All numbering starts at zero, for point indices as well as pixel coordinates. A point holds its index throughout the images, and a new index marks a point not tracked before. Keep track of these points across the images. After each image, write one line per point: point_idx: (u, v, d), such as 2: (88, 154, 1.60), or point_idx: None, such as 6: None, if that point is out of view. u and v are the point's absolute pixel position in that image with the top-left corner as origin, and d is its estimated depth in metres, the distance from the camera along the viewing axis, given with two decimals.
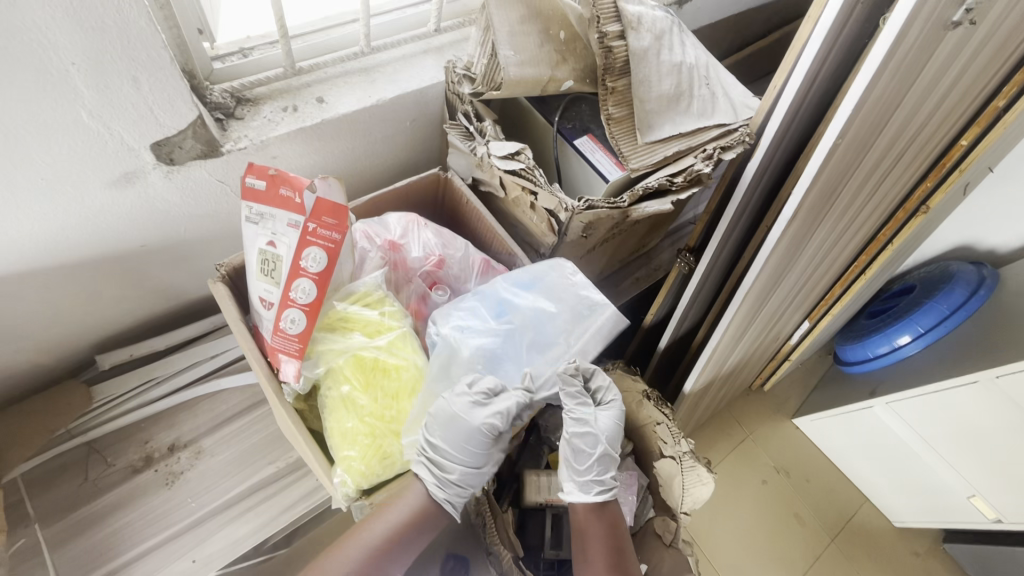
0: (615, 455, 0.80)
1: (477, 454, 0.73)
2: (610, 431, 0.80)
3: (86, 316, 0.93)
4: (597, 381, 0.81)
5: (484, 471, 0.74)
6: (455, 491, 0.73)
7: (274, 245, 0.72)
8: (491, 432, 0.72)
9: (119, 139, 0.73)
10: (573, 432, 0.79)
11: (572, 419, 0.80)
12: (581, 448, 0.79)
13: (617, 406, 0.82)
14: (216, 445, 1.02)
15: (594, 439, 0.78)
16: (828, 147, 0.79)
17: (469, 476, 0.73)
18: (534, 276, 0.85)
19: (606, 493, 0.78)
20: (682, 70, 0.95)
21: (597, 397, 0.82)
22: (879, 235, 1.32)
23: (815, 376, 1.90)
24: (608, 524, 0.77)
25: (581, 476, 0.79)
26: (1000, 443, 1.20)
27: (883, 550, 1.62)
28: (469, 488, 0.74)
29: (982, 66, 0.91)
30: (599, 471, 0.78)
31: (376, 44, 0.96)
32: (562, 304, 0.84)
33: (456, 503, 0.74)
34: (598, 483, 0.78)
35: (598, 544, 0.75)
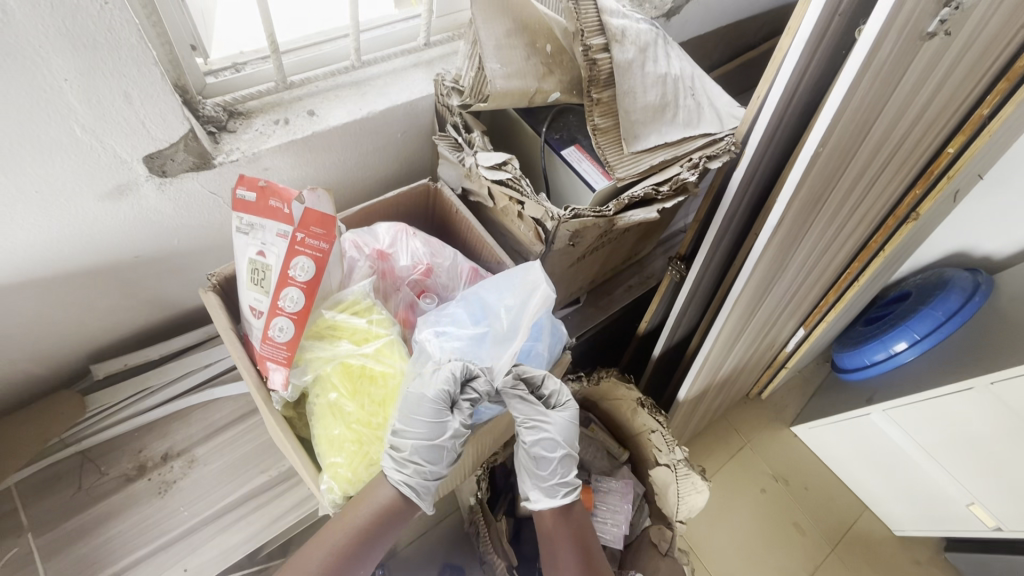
0: (574, 454, 0.83)
1: (429, 425, 0.72)
2: (567, 433, 0.82)
3: (81, 326, 0.95)
4: (549, 385, 0.82)
5: (439, 446, 0.73)
6: (413, 471, 0.72)
7: (264, 255, 0.73)
8: (441, 399, 0.73)
9: (112, 152, 0.75)
10: (532, 441, 0.80)
11: (528, 428, 0.80)
12: (542, 455, 0.80)
13: (569, 406, 0.83)
14: (209, 454, 1.03)
15: (553, 443, 0.80)
16: (810, 155, 0.81)
17: (424, 450, 0.73)
18: (506, 282, 0.84)
19: (572, 493, 0.81)
20: (668, 81, 0.96)
21: (550, 400, 0.83)
22: (871, 242, 1.33)
23: (812, 383, 1.90)
24: (575, 526, 0.81)
25: (545, 481, 0.81)
26: (997, 449, 1.20)
27: (885, 558, 1.61)
28: (428, 466, 0.73)
29: (964, 75, 0.93)
30: (562, 473, 0.81)
31: (366, 58, 0.98)
32: (524, 298, 0.82)
33: (417, 488, 0.72)
34: (563, 485, 0.81)
35: (567, 545, 0.78)
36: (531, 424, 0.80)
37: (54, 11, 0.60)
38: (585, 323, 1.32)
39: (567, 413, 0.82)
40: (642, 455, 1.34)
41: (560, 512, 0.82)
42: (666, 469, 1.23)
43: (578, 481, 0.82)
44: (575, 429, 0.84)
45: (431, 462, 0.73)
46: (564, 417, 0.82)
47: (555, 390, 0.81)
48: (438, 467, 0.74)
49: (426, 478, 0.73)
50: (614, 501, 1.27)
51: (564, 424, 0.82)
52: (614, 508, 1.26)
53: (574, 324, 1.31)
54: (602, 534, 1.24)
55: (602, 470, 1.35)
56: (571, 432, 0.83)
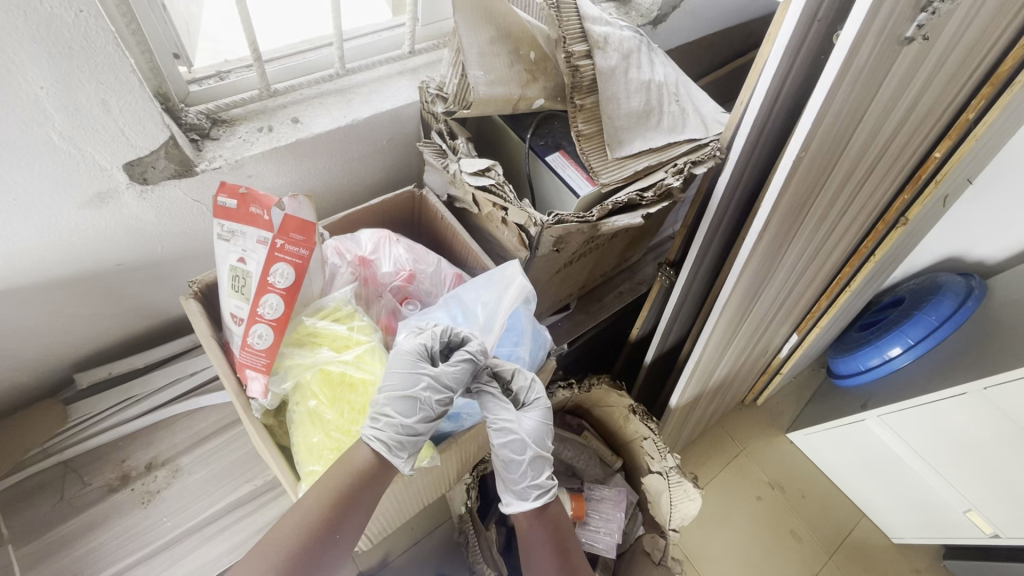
0: (546, 456, 0.81)
1: (401, 373, 0.73)
2: (536, 433, 0.79)
3: (64, 334, 0.94)
4: (518, 381, 0.82)
5: (411, 396, 0.72)
6: (385, 424, 0.70)
7: (244, 262, 0.73)
8: (417, 351, 0.75)
9: (91, 160, 0.75)
10: (499, 443, 0.79)
11: (495, 430, 0.79)
12: (510, 458, 0.79)
13: (540, 404, 0.81)
14: (194, 464, 1.02)
15: (521, 445, 0.78)
16: (792, 161, 0.81)
17: (397, 402, 0.72)
18: (483, 282, 0.87)
19: (544, 496, 0.79)
20: (652, 87, 0.97)
21: (520, 399, 0.82)
22: (861, 247, 1.32)
23: (808, 390, 1.89)
24: (551, 528, 0.78)
25: (515, 484, 0.80)
26: (991, 454, 1.19)
27: (885, 567, 1.58)
28: (400, 418, 0.71)
29: (947, 79, 0.93)
30: (532, 476, 0.79)
31: (352, 66, 0.98)
32: (500, 293, 0.85)
33: (388, 442, 0.69)
34: (533, 487, 0.79)
35: (544, 546, 0.76)
36: (499, 426, 0.78)
37: (29, 20, 0.61)
38: (575, 329, 1.32)
39: (537, 412, 0.80)
40: (636, 463, 1.33)
41: (533, 514, 0.79)
42: (659, 476, 1.22)
43: (550, 482, 0.80)
44: (546, 428, 0.81)
45: (405, 415, 0.71)
46: (532, 418, 0.80)
47: (525, 386, 0.81)
48: (411, 421, 0.71)
49: (400, 433, 0.70)
50: (607, 510, 1.26)
51: (533, 426, 0.80)
52: (606, 516, 1.25)
53: (565, 330, 1.31)
54: (595, 543, 1.24)
55: (595, 478, 1.34)
56: (542, 432, 0.80)
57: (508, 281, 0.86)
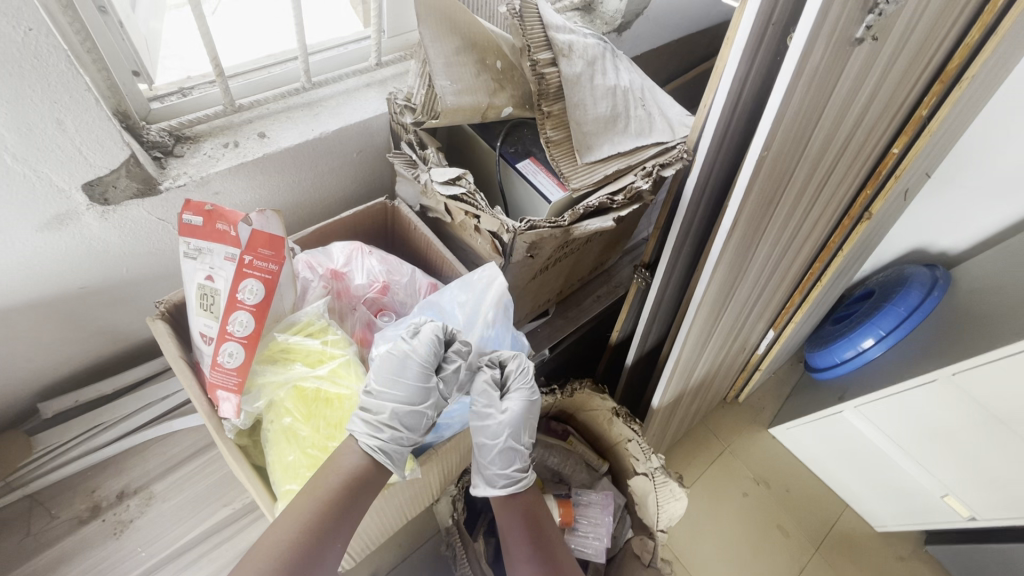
0: (519, 450, 0.80)
1: (414, 387, 0.74)
2: (513, 425, 0.79)
3: (25, 362, 0.90)
4: (513, 366, 0.83)
5: (420, 411, 0.74)
6: (391, 436, 0.71)
7: (212, 280, 0.72)
8: (427, 363, 0.75)
9: (48, 181, 0.73)
10: (476, 426, 0.81)
11: (475, 410, 0.81)
12: (484, 442, 0.80)
13: (526, 392, 0.81)
14: (168, 489, 0.99)
15: (496, 432, 0.79)
16: (756, 160, 0.83)
17: (404, 415, 0.73)
18: (465, 283, 0.87)
19: (510, 487, 0.80)
20: (617, 93, 0.98)
21: (506, 385, 0.82)
22: (829, 242, 1.36)
23: (787, 384, 1.92)
24: (523, 512, 0.79)
25: (485, 469, 0.81)
26: (963, 439, 1.22)
27: (869, 556, 1.60)
28: (406, 431, 0.73)
29: (899, 76, 0.97)
30: (501, 466, 0.80)
31: (317, 80, 0.98)
32: (481, 295, 0.86)
33: (393, 454, 0.71)
34: (502, 476, 0.80)
35: (519, 533, 0.77)
36: (478, 409, 0.81)
37: None
38: (555, 335, 1.32)
39: (518, 401, 0.80)
40: (622, 466, 1.33)
41: (504, 499, 0.81)
42: (644, 477, 1.24)
43: (520, 475, 0.80)
44: (526, 421, 0.80)
45: (410, 429, 0.73)
46: (514, 410, 0.79)
47: (518, 374, 0.82)
48: (413, 435, 0.74)
49: (402, 445, 0.72)
50: (595, 514, 1.26)
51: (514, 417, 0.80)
52: (594, 521, 1.25)
53: (545, 336, 1.32)
54: (584, 548, 1.24)
55: (583, 482, 1.34)
56: (519, 424, 0.80)
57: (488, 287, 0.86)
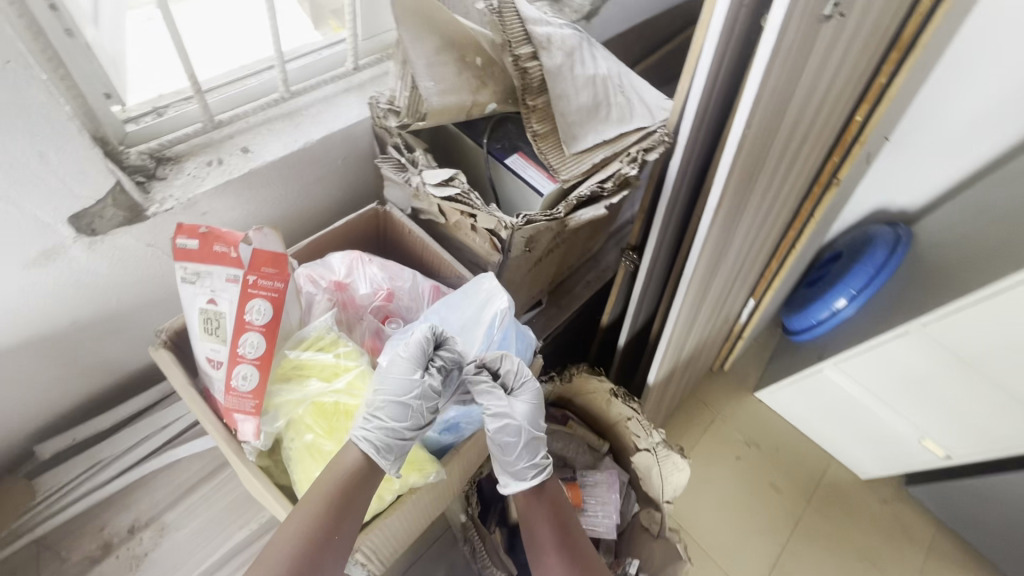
0: (540, 436, 0.81)
1: (400, 380, 0.72)
2: (529, 416, 0.80)
3: (17, 405, 0.87)
4: (507, 365, 0.81)
5: (405, 403, 0.72)
6: (376, 426, 0.70)
7: (215, 303, 0.70)
8: (413, 357, 0.74)
9: (32, 217, 0.71)
10: (492, 429, 0.78)
11: (489, 414, 0.78)
12: (505, 441, 0.79)
13: (530, 387, 0.81)
14: (180, 518, 0.97)
15: (516, 427, 0.79)
16: (738, 137, 0.85)
17: (390, 406, 0.71)
18: (463, 295, 0.88)
19: (540, 474, 0.81)
20: (597, 81, 0.98)
21: (509, 384, 0.81)
22: (802, 209, 1.41)
23: (768, 348, 1.99)
24: (549, 504, 0.82)
25: (512, 465, 0.80)
26: (936, 383, 1.30)
27: (857, 503, 1.69)
28: (392, 422, 0.71)
29: (861, 47, 1.01)
30: (528, 457, 0.80)
31: (295, 88, 0.95)
32: (476, 300, 0.87)
33: (376, 443, 0.69)
34: (530, 467, 0.81)
35: (546, 527, 0.79)
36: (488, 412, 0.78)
37: None
38: (550, 323, 1.34)
39: (527, 397, 0.80)
40: (622, 443, 1.38)
41: (531, 495, 0.83)
42: (647, 452, 1.27)
43: (546, 461, 0.81)
44: (539, 408, 0.82)
45: (396, 420, 0.71)
46: (524, 404, 0.80)
47: (514, 371, 0.80)
48: (403, 427, 0.71)
49: (389, 436, 0.70)
50: (602, 493, 1.29)
51: (526, 410, 0.80)
52: (603, 500, 1.29)
53: (540, 326, 1.33)
54: (595, 527, 1.27)
55: (586, 464, 1.37)
56: (533, 416, 0.81)
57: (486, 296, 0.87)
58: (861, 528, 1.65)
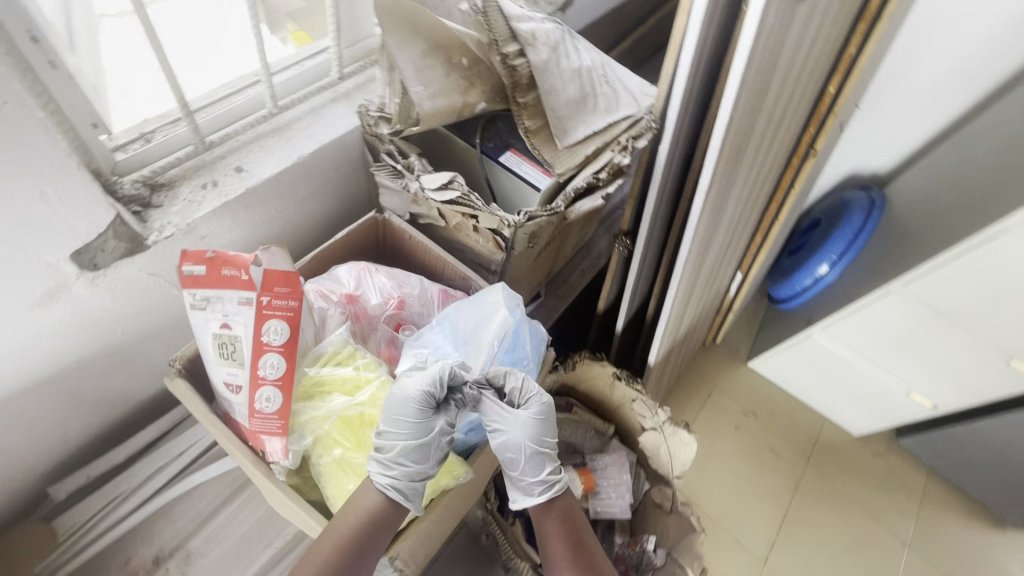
0: (546, 452, 0.80)
1: (416, 425, 0.73)
2: (531, 433, 0.78)
3: (30, 447, 0.86)
4: (511, 382, 0.80)
5: (426, 445, 0.74)
6: (402, 472, 0.71)
7: (229, 327, 0.70)
8: (424, 400, 0.74)
9: (35, 257, 0.70)
10: (495, 445, 0.79)
11: (493, 432, 0.79)
12: (509, 457, 0.80)
13: (536, 402, 0.79)
14: (206, 543, 0.97)
15: (517, 444, 0.78)
16: (726, 118, 0.87)
17: (411, 452, 0.72)
18: (472, 304, 0.87)
19: (547, 491, 0.80)
20: (583, 73, 0.97)
21: (516, 400, 0.80)
22: (783, 182, 1.44)
23: (757, 318, 2.04)
24: (560, 518, 0.80)
25: (518, 481, 0.81)
26: (920, 338, 1.36)
27: (852, 459, 1.76)
28: (416, 466, 0.72)
29: (832, 21, 1.04)
30: (533, 473, 0.80)
31: (283, 102, 0.95)
32: (486, 312, 0.85)
33: (404, 490, 0.71)
34: (537, 483, 0.80)
35: (556, 539, 0.79)
36: (491, 429, 0.79)
37: None
38: (550, 315, 1.36)
39: (531, 412, 0.79)
40: (628, 425, 1.40)
41: (542, 507, 0.81)
42: (654, 431, 1.30)
43: (553, 478, 0.80)
44: (547, 424, 0.80)
45: (419, 462, 0.73)
46: (528, 420, 0.78)
47: (518, 388, 0.79)
48: (426, 467, 0.73)
49: (415, 479, 0.72)
50: (613, 474, 1.33)
51: (530, 426, 0.79)
52: (615, 481, 1.32)
53: (541, 318, 1.35)
54: (609, 508, 1.31)
55: (594, 448, 1.40)
56: (538, 431, 0.79)
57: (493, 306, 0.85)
58: (858, 484, 1.72)
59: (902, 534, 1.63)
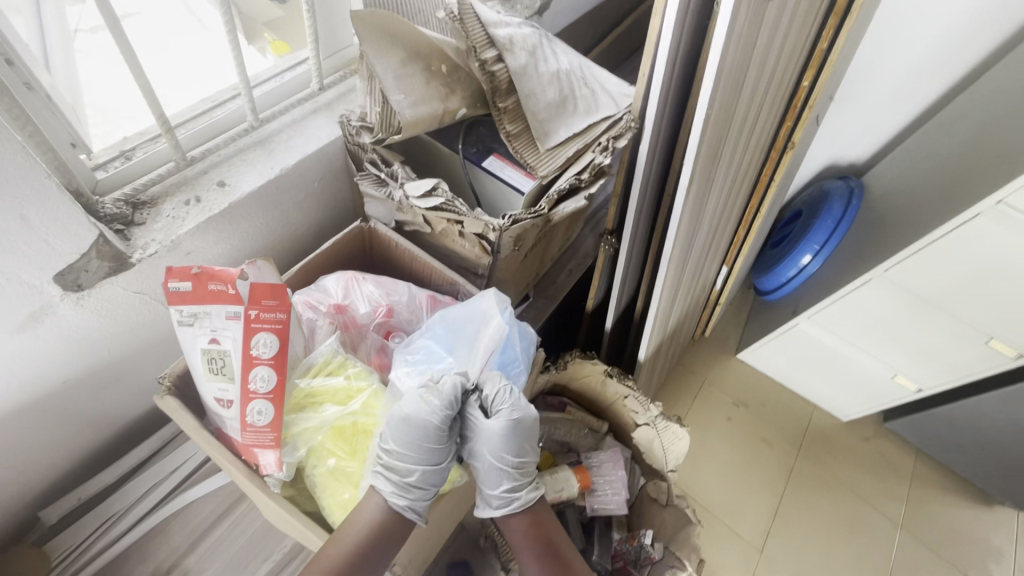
0: (505, 468, 0.78)
1: (436, 451, 0.74)
2: (492, 445, 0.77)
3: (20, 472, 0.85)
4: (490, 391, 0.79)
5: (442, 468, 0.75)
6: (418, 494, 0.73)
7: (217, 342, 0.70)
8: (443, 424, 0.74)
9: (17, 280, 0.69)
10: (465, 447, 0.82)
11: (463, 434, 0.82)
12: (474, 462, 0.81)
13: (502, 416, 0.77)
14: (202, 561, 0.96)
15: (479, 452, 0.79)
16: (703, 118, 0.88)
17: (429, 475, 0.74)
18: (467, 310, 0.87)
19: (503, 506, 0.79)
20: (561, 76, 0.99)
21: (490, 407, 0.79)
22: (763, 176, 1.46)
23: (744, 310, 2.07)
24: (532, 524, 0.80)
25: (479, 488, 0.81)
26: (902, 323, 1.39)
27: (842, 445, 1.79)
28: (432, 488, 0.74)
29: (802, 18, 1.06)
30: (492, 486, 0.79)
31: (264, 115, 0.95)
32: (481, 318, 0.86)
33: (420, 509, 0.73)
34: (494, 496, 0.79)
35: (526, 542, 0.79)
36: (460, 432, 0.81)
37: None
38: (539, 316, 1.37)
39: (496, 425, 0.77)
40: (621, 421, 1.42)
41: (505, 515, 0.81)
42: (647, 426, 1.30)
43: (507, 495, 0.78)
44: (510, 441, 0.78)
45: (433, 484, 0.75)
46: (491, 433, 0.77)
47: (492, 399, 0.78)
48: (439, 485, 0.76)
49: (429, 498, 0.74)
50: (609, 472, 1.33)
51: (493, 439, 0.77)
52: (610, 479, 1.33)
53: (530, 319, 1.36)
54: (605, 505, 1.32)
55: (590, 446, 1.42)
56: (500, 445, 0.77)
57: (488, 311, 0.87)
58: (848, 468, 1.75)
59: (893, 515, 1.67)
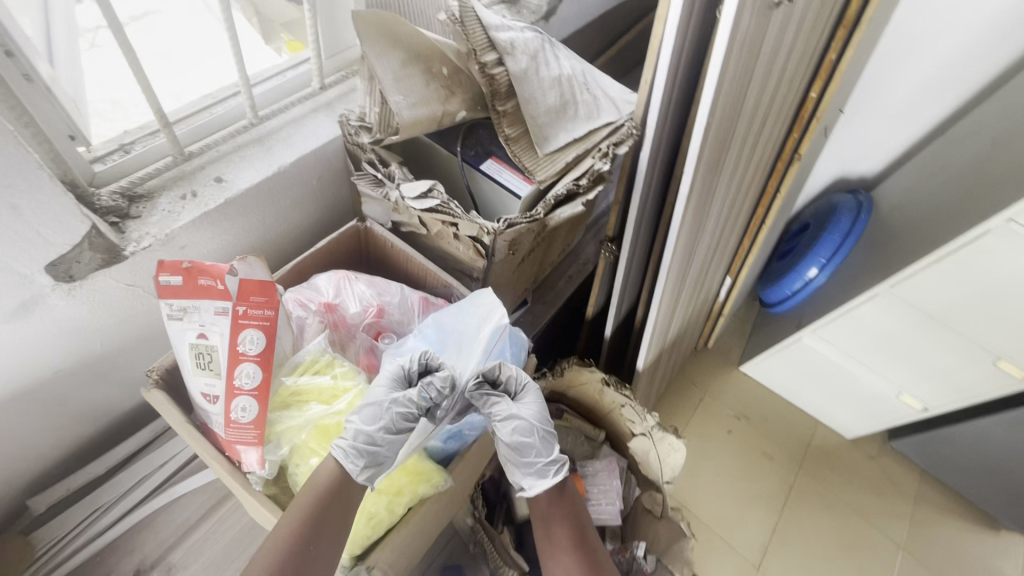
0: (552, 432, 0.83)
1: (376, 391, 0.76)
2: (538, 413, 0.81)
3: (8, 459, 0.85)
4: (506, 372, 0.82)
5: (380, 413, 0.74)
6: (350, 431, 0.72)
7: (206, 337, 0.70)
8: (394, 373, 0.78)
9: (9, 269, 0.70)
10: (508, 434, 0.79)
11: (499, 422, 0.79)
12: (522, 443, 0.80)
13: (530, 389, 0.83)
14: (188, 556, 0.96)
15: (529, 427, 0.80)
16: (703, 127, 0.87)
17: (365, 412, 0.74)
18: (460, 311, 0.89)
19: (562, 470, 0.82)
20: (562, 82, 0.99)
21: (512, 389, 0.83)
22: (768, 186, 1.45)
23: (749, 322, 2.04)
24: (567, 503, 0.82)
25: (532, 467, 0.81)
26: (908, 340, 1.36)
27: (845, 463, 1.76)
28: (363, 427, 0.72)
29: (810, 28, 1.05)
30: (546, 454, 0.81)
31: (264, 113, 0.95)
32: (474, 317, 0.88)
33: (344, 447, 0.71)
34: (551, 464, 0.81)
35: (562, 525, 0.79)
36: (500, 418, 0.79)
37: None
38: (537, 320, 1.36)
39: (531, 397, 0.82)
40: (618, 431, 1.39)
41: (554, 494, 0.82)
42: (643, 437, 1.29)
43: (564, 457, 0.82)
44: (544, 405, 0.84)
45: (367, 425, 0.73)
46: (531, 403, 0.81)
47: (516, 377, 0.82)
48: (373, 431, 0.73)
49: (362, 441, 0.72)
50: (604, 481, 1.32)
51: (534, 408, 0.81)
52: (605, 488, 1.31)
53: (527, 324, 1.35)
54: (599, 514, 1.30)
55: (585, 454, 1.40)
56: (542, 412, 0.82)
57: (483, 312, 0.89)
58: (850, 486, 1.71)
59: (896, 537, 1.63)
